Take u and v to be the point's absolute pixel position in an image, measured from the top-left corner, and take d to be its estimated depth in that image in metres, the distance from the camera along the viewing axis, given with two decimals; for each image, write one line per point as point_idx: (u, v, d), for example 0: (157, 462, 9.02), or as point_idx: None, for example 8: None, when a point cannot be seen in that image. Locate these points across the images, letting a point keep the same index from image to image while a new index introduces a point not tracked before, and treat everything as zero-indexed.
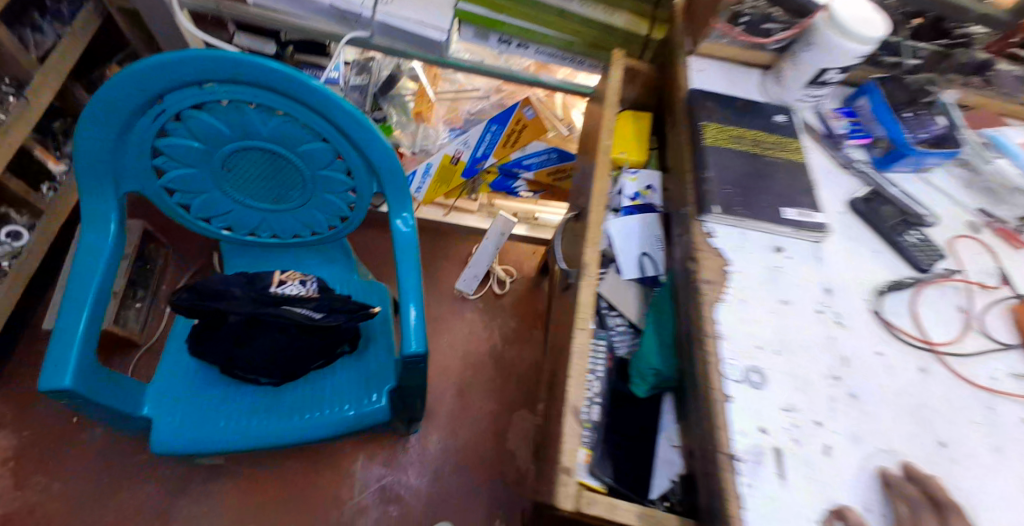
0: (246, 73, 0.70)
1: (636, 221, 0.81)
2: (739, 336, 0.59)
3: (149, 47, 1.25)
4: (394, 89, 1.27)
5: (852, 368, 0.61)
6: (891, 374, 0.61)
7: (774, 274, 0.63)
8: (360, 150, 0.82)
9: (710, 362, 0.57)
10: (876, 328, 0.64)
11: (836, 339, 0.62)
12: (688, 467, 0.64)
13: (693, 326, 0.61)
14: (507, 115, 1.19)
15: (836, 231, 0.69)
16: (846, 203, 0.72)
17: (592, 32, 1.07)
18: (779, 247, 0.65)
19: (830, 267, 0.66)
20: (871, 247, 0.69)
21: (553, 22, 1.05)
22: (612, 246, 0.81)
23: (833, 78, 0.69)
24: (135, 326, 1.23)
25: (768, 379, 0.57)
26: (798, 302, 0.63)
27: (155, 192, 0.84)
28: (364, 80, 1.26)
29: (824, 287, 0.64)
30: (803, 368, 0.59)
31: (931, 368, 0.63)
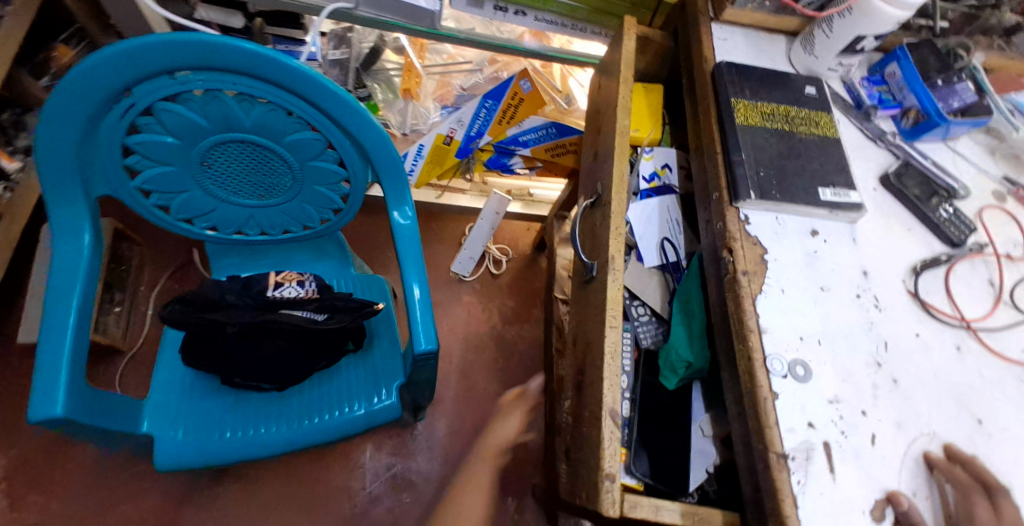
0: (223, 57, 0.62)
1: (655, 204, 0.81)
2: (781, 329, 0.57)
3: (103, 25, 1.13)
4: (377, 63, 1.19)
5: (893, 353, 0.59)
6: (930, 356, 0.60)
7: (811, 259, 0.62)
8: (354, 138, 0.76)
9: (756, 359, 0.55)
10: (912, 308, 0.62)
11: (876, 324, 0.60)
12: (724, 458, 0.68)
13: (733, 318, 0.59)
14: (502, 90, 1.10)
15: (870, 209, 0.67)
16: (879, 179, 0.70)
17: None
18: (815, 230, 0.64)
19: (866, 249, 0.64)
20: (905, 223, 0.67)
21: None
22: (634, 233, 0.81)
23: (866, 45, 0.67)
24: (117, 332, 1.17)
25: (812, 371, 0.55)
26: (836, 288, 0.61)
27: (129, 194, 0.76)
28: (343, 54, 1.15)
29: (861, 271, 0.63)
30: (845, 356, 0.57)
31: (967, 346, 0.61)
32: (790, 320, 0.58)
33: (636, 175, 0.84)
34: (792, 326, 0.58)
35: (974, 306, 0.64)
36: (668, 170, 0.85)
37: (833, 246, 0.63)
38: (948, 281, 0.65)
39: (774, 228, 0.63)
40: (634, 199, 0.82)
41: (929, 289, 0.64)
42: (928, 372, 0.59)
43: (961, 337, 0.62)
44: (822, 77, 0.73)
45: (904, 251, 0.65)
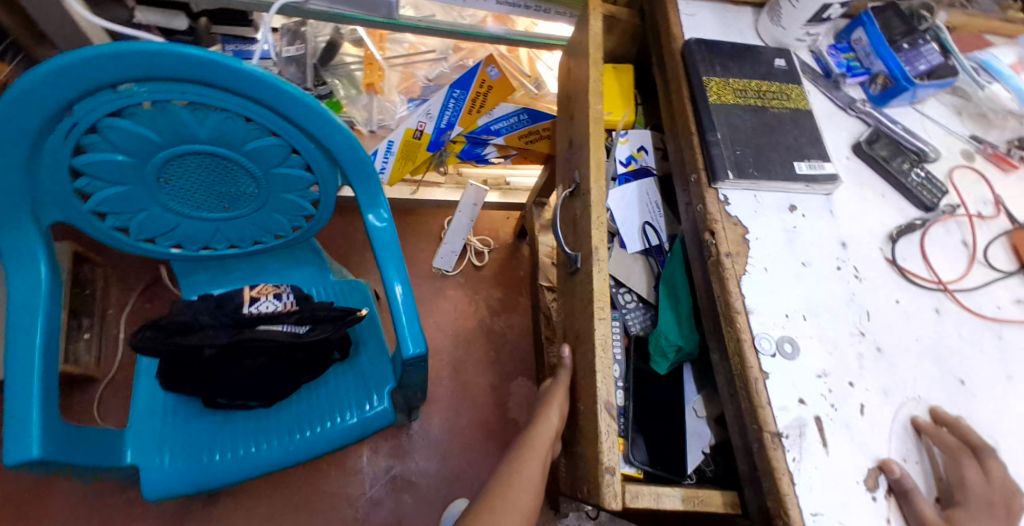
0: (168, 67, 0.58)
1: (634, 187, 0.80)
2: (766, 308, 0.58)
3: None
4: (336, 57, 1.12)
5: (875, 321, 0.60)
6: (910, 320, 0.61)
7: (791, 236, 0.63)
8: (318, 141, 0.72)
9: (744, 340, 0.56)
10: (891, 276, 0.63)
11: (857, 295, 0.61)
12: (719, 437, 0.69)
13: (719, 299, 0.59)
14: (468, 78, 1.08)
15: (845, 179, 0.68)
16: (852, 148, 0.70)
17: None
18: (793, 206, 0.65)
19: (843, 221, 0.65)
20: (879, 191, 0.68)
21: None
22: (614, 220, 0.80)
23: (834, 13, 0.68)
24: (90, 359, 1.13)
25: (798, 348, 0.56)
26: (816, 261, 0.62)
27: (83, 218, 0.71)
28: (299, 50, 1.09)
29: (838, 242, 0.64)
30: (829, 329, 0.58)
31: (945, 308, 0.62)
32: (772, 298, 0.58)
33: (614, 158, 0.83)
34: (775, 304, 0.58)
35: (953, 267, 0.65)
36: (645, 152, 0.84)
37: (810, 219, 0.64)
38: (924, 245, 0.66)
39: (752, 207, 0.63)
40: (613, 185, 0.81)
41: (907, 254, 0.65)
42: (910, 337, 0.60)
43: (940, 299, 0.63)
44: (790, 48, 0.74)
45: (879, 218, 0.66)
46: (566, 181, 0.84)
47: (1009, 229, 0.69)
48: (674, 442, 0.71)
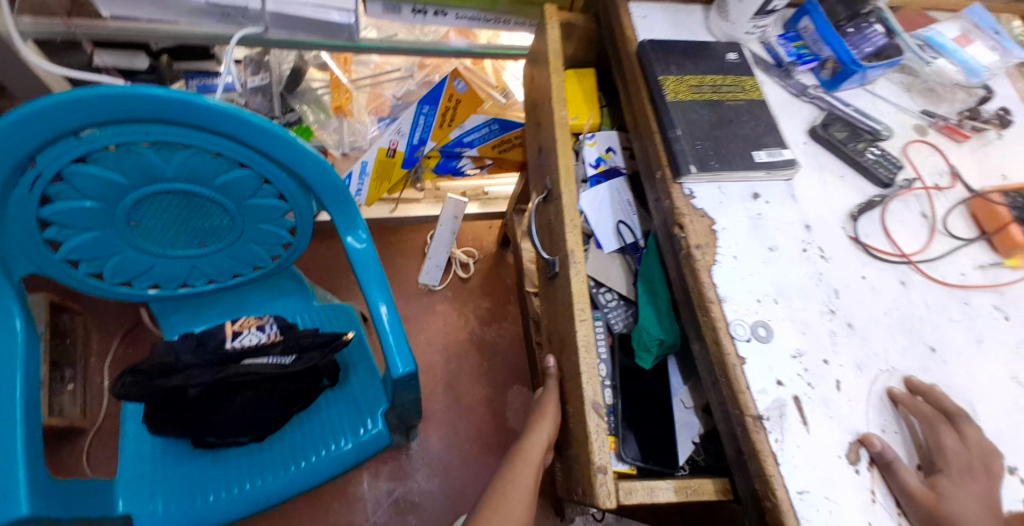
0: (127, 109, 0.58)
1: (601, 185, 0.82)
2: (737, 294, 0.60)
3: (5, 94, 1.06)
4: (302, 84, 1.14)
5: (843, 298, 0.62)
6: (882, 295, 0.63)
7: (755, 222, 0.65)
8: (288, 168, 0.72)
9: (719, 328, 0.58)
10: (856, 253, 0.65)
11: (824, 274, 0.63)
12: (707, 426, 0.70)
13: (693, 291, 0.61)
14: (438, 92, 1.09)
15: (804, 163, 0.70)
16: (807, 132, 0.73)
17: None
18: (756, 193, 0.67)
19: (806, 204, 0.67)
20: (837, 172, 0.70)
21: None
22: (588, 221, 0.81)
23: (779, 5, 0.70)
24: (74, 411, 1.11)
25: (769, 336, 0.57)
26: (780, 247, 0.63)
27: (56, 267, 0.71)
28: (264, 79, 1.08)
29: (803, 228, 0.65)
30: (798, 313, 0.60)
31: (912, 280, 0.65)
32: (736, 288, 0.60)
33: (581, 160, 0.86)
34: (744, 296, 0.60)
35: (916, 241, 0.67)
36: (615, 151, 0.86)
37: (778, 209, 0.66)
38: (886, 223, 0.68)
39: (714, 203, 0.65)
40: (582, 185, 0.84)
41: (871, 232, 0.67)
42: (879, 310, 0.62)
43: (908, 271, 0.65)
44: (741, 42, 0.77)
45: (846, 205, 0.68)
46: (539, 187, 0.85)
47: (966, 197, 0.72)
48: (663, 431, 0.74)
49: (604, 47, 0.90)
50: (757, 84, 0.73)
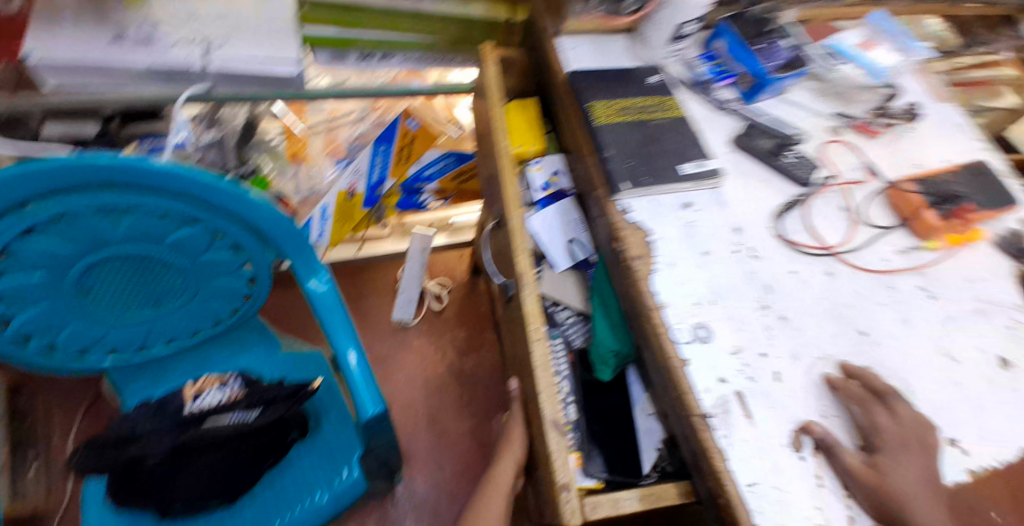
0: (70, 180, 0.58)
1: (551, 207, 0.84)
2: (677, 301, 0.65)
3: None
4: (256, 135, 1.07)
5: (779, 296, 0.67)
6: (816, 289, 0.69)
7: (688, 228, 0.70)
8: (241, 222, 0.73)
9: (661, 333, 0.63)
10: (784, 250, 0.71)
11: (756, 272, 0.69)
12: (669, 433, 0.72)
13: (636, 302, 0.67)
14: (391, 132, 1.15)
15: (729, 171, 0.75)
16: (730, 142, 0.78)
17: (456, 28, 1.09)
18: (687, 203, 0.72)
19: (734, 208, 0.73)
20: (761, 178, 0.76)
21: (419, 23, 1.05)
22: (540, 243, 0.84)
23: (690, 30, 0.81)
24: (38, 492, 1.08)
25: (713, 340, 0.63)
26: (717, 253, 0.69)
27: (6, 344, 0.70)
28: (216, 134, 1.02)
29: (742, 235, 0.71)
30: (740, 315, 0.65)
31: (841, 273, 0.71)
32: (679, 297, 0.65)
33: (529, 183, 0.87)
34: (686, 304, 0.65)
35: (847, 238, 0.74)
36: (563, 171, 0.88)
37: (715, 220, 0.71)
38: (820, 222, 0.74)
39: (655, 218, 0.69)
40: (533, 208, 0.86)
41: (805, 233, 0.73)
42: (814, 305, 0.68)
43: (841, 266, 0.71)
44: (661, 67, 0.86)
45: (781, 209, 0.74)
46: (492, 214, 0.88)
47: (883, 188, 0.79)
48: (627, 444, 0.77)
49: (542, 78, 0.94)
50: (679, 103, 0.79)
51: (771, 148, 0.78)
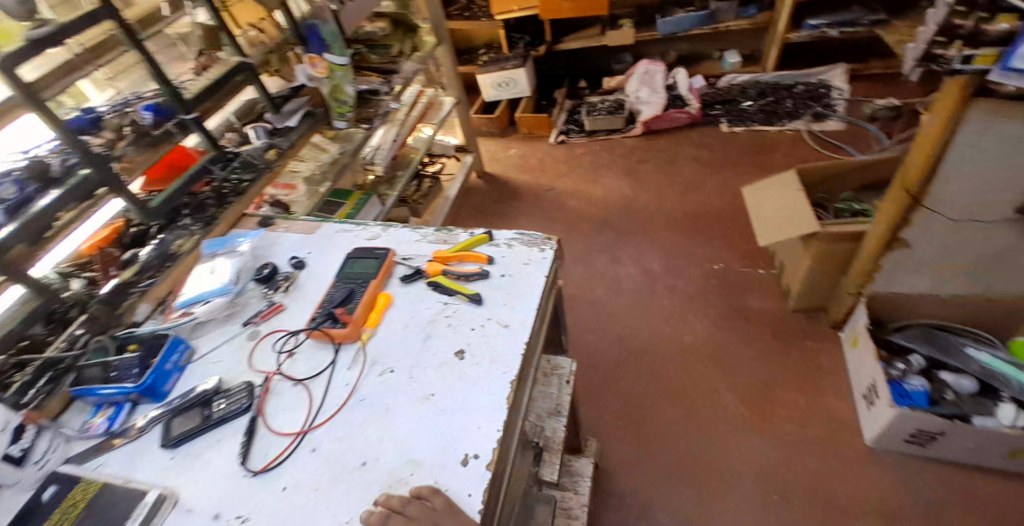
0: None
1: (332, 370, 0.79)
2: (491, 355, 0.78)
3: None
4: None
5: (512, 318, 0.82)
6: (528, 288, 0.87)
7: (453, 307, 0.86)
8: None
9: (501, 388, 0.73)
10: (515, 253, 0.93)
11: (509, 284, 0.88)
12: (556, 416, 0.95)
13: (466, 380, 0.75)
14: (147, 376, 0.80)
15: (442, 244, 0.99)
16: (430, 233, 1.02)
17: (76, 322, 0.89)
18: (444, 299, 0.88)
19: (469, 264, 0.93)
20: (462, 234, 1.00)
21: (20, 362, 0.83)
22: (344, 398, 0.75)
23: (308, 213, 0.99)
24: None
25: (503, 397, 0.72)
26: (458, 342, 0.80)
27: None
28: None
29: (460, 305, 0.86)
30: (504, 351, 0.78)
31: (530, 258, 0.92)
32: (459, 397, 0.73)
33: (293, 378, 0.80)
34: (471, 393, 0.73)
35: (517, 238, 0.97)
36: (309, 344, 0.84)
37: (439, 319, 0.85)
38: (496, 243, 0.96)
39: (393, 373, 0.78)
40: (318, 384, 0.78)
41: (493, 259, 0.93)
42: (534, 300, 0.85)
43: (527, 254, 0.92)
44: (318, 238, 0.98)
45: (469, 258, 0.93)
46: (287, 423, 0.74)
47: None
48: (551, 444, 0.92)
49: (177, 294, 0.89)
50: (384, 251, 0.96)
51: (426, 240, 1.00)
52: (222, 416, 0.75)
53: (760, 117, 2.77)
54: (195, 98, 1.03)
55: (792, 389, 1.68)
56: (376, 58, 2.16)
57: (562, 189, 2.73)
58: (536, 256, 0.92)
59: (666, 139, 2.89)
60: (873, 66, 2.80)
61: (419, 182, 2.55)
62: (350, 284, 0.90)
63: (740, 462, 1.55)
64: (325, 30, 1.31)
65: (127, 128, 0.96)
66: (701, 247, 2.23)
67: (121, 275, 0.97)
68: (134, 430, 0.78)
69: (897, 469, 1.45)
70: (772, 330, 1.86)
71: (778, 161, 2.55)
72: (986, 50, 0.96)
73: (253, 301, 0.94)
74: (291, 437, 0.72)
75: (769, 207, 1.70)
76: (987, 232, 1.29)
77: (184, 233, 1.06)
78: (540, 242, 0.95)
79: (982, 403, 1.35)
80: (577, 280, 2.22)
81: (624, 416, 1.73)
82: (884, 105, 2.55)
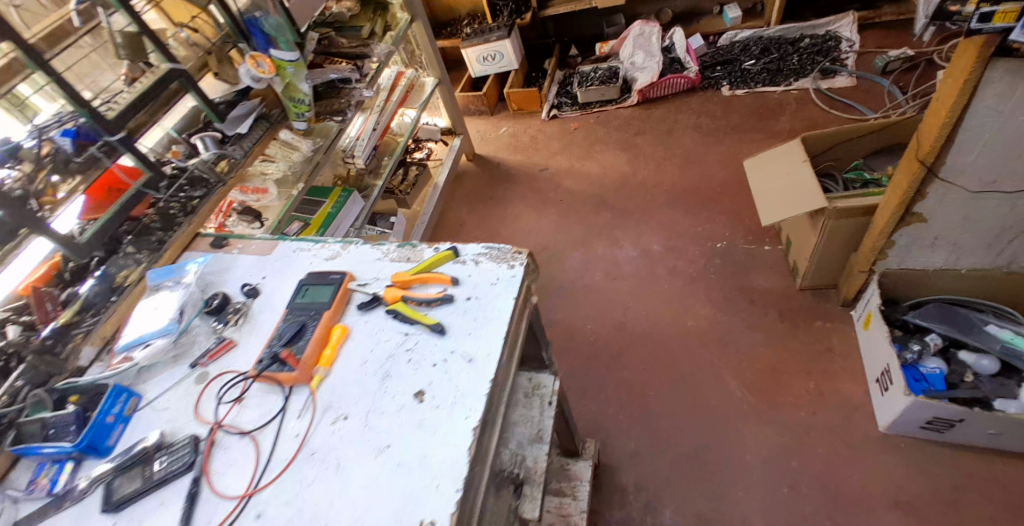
0: None
1: (281, 418, 0.72)
2: (455, 396, 0.69)
3: None
4: None
5: (477, 349, 0.74)
6: (497, 312, 0.78)
7: (414, 339, 0.78)
8: None
9: (463, 440, 0.65)
10: (482, 272, 0.84)
11: (474, 309, 0.80)
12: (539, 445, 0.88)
13: (425, 427, 0.67)
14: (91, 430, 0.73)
15: (404, 263, 0.90)
16: (391, 252, 0.93)
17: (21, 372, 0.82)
18: (405, 330, 0.80)
19: (434, 288, 0.84)
20: (425, 250, 0.91)
21: None
22: (293, 452, 0.68)
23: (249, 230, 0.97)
24: None
25: (465, 447, 0.64)
26: (419, 381, 0.72)
27: None
28: None
29: (422, 336, 0.78)
30: (468, 390, 0.70)
31: (499, 276, 0.83)
32: (418, 449, 0.65)
33: (240, 429, 0.72)
34: (432, 444, 0.65)
35: (485, 252, 0.87)
36: (257, 388, 0.77)
37: (398, 353, 0.77)
38: (461, 260, 0.87)
39: (346, 420, 0.70)
40: (265, 435, 0.71)
41: (458, 280, 0.84)
42: (502, 327, 0.76)
43: (495, 271, 0.84)
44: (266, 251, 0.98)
45: (432, 279, 0.84)
46: (233, 482, 0.67)
47: None
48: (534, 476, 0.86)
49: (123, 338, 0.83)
50: (342, 278, 0.87)
51: (388, 258, 0.92)
52: (163, 476, 0.69)
53: (763, 77, 2.59)
54: (116, 118, 0.92)
55: (801, 373, 1.60)
56: (346, 42, 2.01)
57: (556, 169, 2.60)
58: (504, 274, 0.83)
59: (665, 107, 2.72)
60: (885, 12, 2.58)
61: (406, 170, 2.44)
62: (301, 316, 0.82)
63: (748, 452, 1.48)
64: (269, 24, 1.23)
65: (47, 158, 0.86)
66: (704, 225, 2.11)
67: (61, 316, 0.90)
68: (77, 492, 0.72)
69: (913, 455, 1.37)
70: (779, 311, 1.76)
71: (782, 125, 2.38)
72: (1008, 4, 0.82)
73: (201, 338, 0.86)
74: (235, 500, 0.65)
75: (771, 181, 1.58)
76: (1012, 202, 1.16)
77: (127, 264, 0.98)
78: (509, 257, 0.85)
79: (1003, 384, 1.25)
80: (574, 266, 2.13)
81: (625, 409, 1.65)
82: (898, 55, 2.35)
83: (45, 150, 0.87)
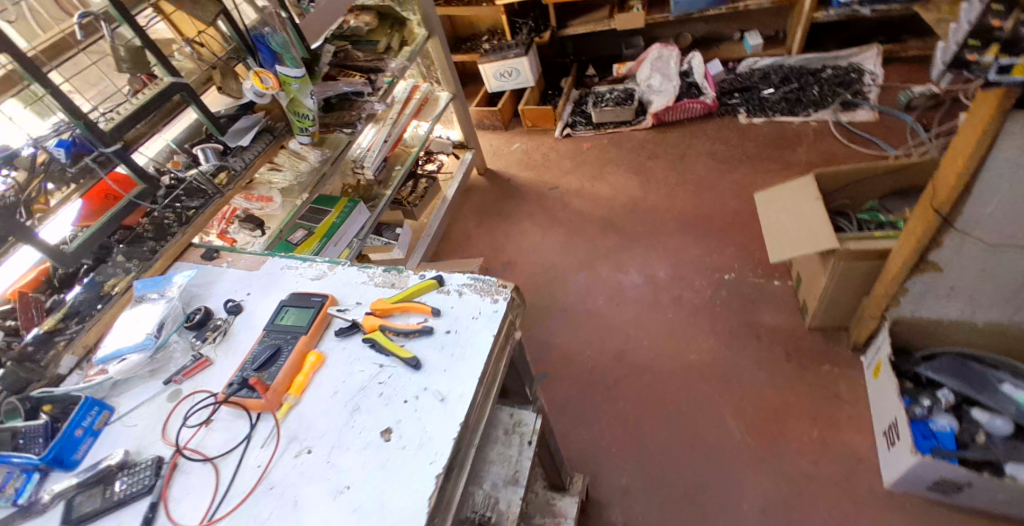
0: None
1: (245, 447, 0.71)
2: (421, 437, 0.67)
3: None
4: None
5: (450, 388, 0.71)
6: (474, 349, 0.75)
7: (388, 371, 0.76)
8: None
9: (424, 486, 0.62)
10: (464, 304, 0.82)
11: (451, 344, 0.77)
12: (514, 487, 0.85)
13: (387, 469, 0.65)
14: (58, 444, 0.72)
15: (387, 289, 0.88)
16: (377, 276, 0.91)
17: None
18: (380, 361, 0.78)
19: (414, 318, 0.82)
20: (411, 277, 0.89)
21: None
22: (253, 484, 0.66)
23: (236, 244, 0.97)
24: None
25: (426, 495, 0.61)
26: (387, 418, 0.70)
27: None
28: None
29: (396, 369, 0.76)
30: (436, 432, 0.67)
31: (480, 310, 0.81)
32: (377, 493, 0.63)
33: (203, 454, 0.71)
34: (392, 488, 0.63)
35: (470, 283, 0.85)
36: (226, 412, 0.75)
37: (370, 386, 0.75)
38: (445, 290, 0.85)
39: (310, 454, 0.68)
40: (226, 463, 0.69)
41: (440, 311, 0.82)
42: (477, 366, 0.73)
43: (477, 304, 0.81)
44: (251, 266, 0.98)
45: (413, 309, 0.83)
46: (190, 510, 0.65)
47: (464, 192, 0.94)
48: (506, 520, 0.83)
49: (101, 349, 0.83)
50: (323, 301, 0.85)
51: (372, 282, 0.90)
52: (121, 498, 0.67)
53: (782, 107, 2.55)
54: (112, 131, 0.92)
55: (804, 418, 1.54)
56: (362, 56, 2.03)
57: (566, 188, 2.58)
58: (486, 308, 0.81)
59: (680, 131, 2.68)
60: (911, 46, 2.52)
61: (415, 183, 2.44)
62: (277, 340, 0.81)
63: (744, 499, 1.42)
64: (275, 41, 1.21)
65: (41, 166, 0.88)
66: (713, 255, 2.06)
67: (45, 322, 0.90)
68: (41, 505, 0.70)
69: (919, 516, 1.30)
70: (786, 351, 1.70)
71: (799, 157, 2.33)
72: None
73: (178, 355, 0.86)
74: None
75: (782, 217, 1.53)
76: None
77: (116, 272, 0.99)
78: (493, 290, 0.83)
79: (1017, 447, 1.18)
80: (577, 288, 2.09)
81: (619, 443, 1.61)
82: (922, 91, 2.29)
83: (41, 158, 0.89)
